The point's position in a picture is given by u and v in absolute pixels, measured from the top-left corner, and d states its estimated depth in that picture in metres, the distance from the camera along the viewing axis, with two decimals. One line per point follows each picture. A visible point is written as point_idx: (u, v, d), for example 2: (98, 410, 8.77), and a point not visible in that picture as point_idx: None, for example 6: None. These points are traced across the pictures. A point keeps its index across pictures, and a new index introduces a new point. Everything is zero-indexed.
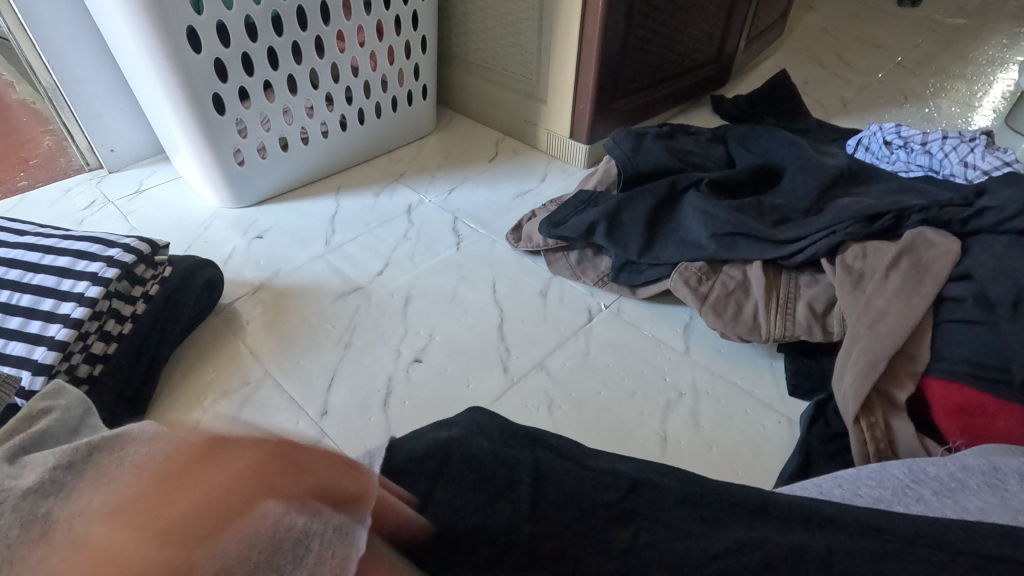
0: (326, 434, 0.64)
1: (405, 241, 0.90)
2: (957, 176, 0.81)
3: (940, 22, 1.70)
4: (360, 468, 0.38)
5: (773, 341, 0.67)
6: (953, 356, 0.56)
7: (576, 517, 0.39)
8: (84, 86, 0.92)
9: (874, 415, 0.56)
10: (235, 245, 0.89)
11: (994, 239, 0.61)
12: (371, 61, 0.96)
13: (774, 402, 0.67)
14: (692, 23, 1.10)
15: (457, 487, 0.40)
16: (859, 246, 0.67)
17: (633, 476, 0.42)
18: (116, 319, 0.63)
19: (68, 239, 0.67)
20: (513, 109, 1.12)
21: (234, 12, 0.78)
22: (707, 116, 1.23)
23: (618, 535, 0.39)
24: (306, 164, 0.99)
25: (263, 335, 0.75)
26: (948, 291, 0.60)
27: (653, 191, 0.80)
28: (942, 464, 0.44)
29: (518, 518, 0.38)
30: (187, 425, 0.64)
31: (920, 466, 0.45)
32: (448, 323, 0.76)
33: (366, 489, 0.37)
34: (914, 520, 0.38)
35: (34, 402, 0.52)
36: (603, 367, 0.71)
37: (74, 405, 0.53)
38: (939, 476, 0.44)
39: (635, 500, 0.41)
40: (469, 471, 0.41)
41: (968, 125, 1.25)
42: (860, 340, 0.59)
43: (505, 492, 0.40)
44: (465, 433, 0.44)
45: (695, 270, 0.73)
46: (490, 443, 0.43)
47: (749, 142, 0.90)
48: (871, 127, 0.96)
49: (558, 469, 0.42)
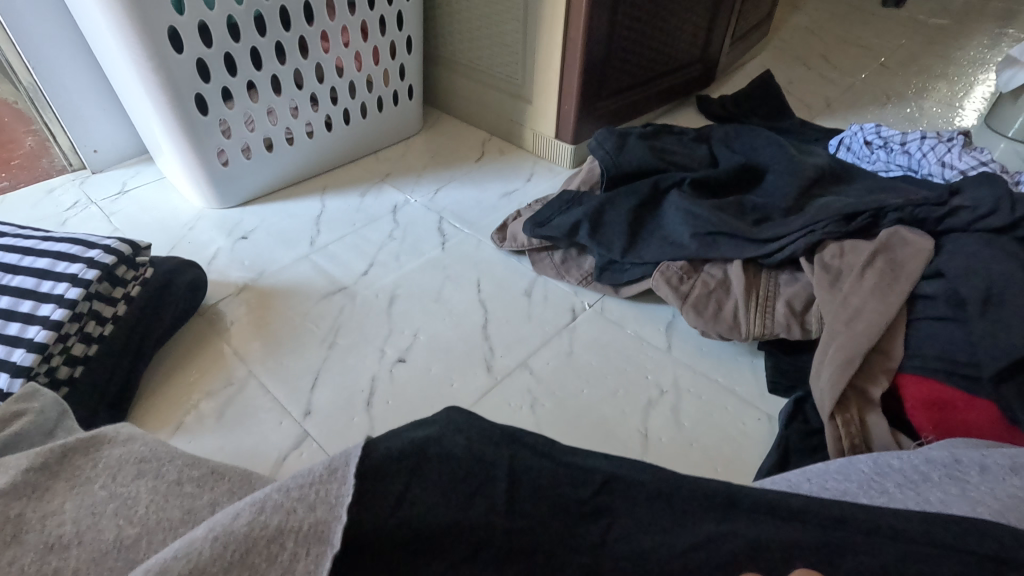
0: (309, 434, 0.64)
1: (390, 241, 0.90)
2: (935, 175, 0.83)
3: (923, 23, 1.72)
4: (337, 469, 0.39)
5: (752, 338, 0.68)
6: (926, 352, 0.57)
7: (552, 515, 0.40)
8: (65, 86, 0.92)
9: (849, 411, 0.57)
10: (219, 245, 0.88)
11: (967, 238, 0.62)
12: (356, 62, 0.96)
13: (754, 400, 0.68)
14: (676, 24, 1.11)
15: (432, 484, 0.39)
16: (836, 245, 0.68)
17: (608, 475, 0.42)
18: (96, 320, 0.63)
19: (48, 240, 0.67)
20: (500, 109, 1.12)
21: (215, 12, 0.78)
22: (693, 116, 1.24)
23: (592, 531, 0.40)
24: (291, 164, 0.99)
25: (246, 335, 0.75)
26: (922, 289, 0.61)
27: (636, 191, 0.81)
28: (906, 458, 0.45)
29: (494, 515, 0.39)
30: (169, 427, 0.64)
31: (884, 462, 0.46)
32: (432, 323, 0.77)
33: (342, 487, 0.38)
34: (881, 515, 0.39)
35: (7, 406, 0.51)
36: (585, 366, 0.72)
37: (50, 408, 0.53)
38: (897, 470, 0.45)
39: (610, 496, 0.41)
40: (447, 469, 0.40)
41: (949, 125, 1.27)
42: (836, 338, 0.60)
43: (481, 490, 0.40)
44: (439, 433, 0.43)
45: (676, 269, 0.73)
46: (466, 444, 0.42)
47: (732, 142, 0.90)
48: (852, 127, 0.97)
49: (535, 467, 0.42)
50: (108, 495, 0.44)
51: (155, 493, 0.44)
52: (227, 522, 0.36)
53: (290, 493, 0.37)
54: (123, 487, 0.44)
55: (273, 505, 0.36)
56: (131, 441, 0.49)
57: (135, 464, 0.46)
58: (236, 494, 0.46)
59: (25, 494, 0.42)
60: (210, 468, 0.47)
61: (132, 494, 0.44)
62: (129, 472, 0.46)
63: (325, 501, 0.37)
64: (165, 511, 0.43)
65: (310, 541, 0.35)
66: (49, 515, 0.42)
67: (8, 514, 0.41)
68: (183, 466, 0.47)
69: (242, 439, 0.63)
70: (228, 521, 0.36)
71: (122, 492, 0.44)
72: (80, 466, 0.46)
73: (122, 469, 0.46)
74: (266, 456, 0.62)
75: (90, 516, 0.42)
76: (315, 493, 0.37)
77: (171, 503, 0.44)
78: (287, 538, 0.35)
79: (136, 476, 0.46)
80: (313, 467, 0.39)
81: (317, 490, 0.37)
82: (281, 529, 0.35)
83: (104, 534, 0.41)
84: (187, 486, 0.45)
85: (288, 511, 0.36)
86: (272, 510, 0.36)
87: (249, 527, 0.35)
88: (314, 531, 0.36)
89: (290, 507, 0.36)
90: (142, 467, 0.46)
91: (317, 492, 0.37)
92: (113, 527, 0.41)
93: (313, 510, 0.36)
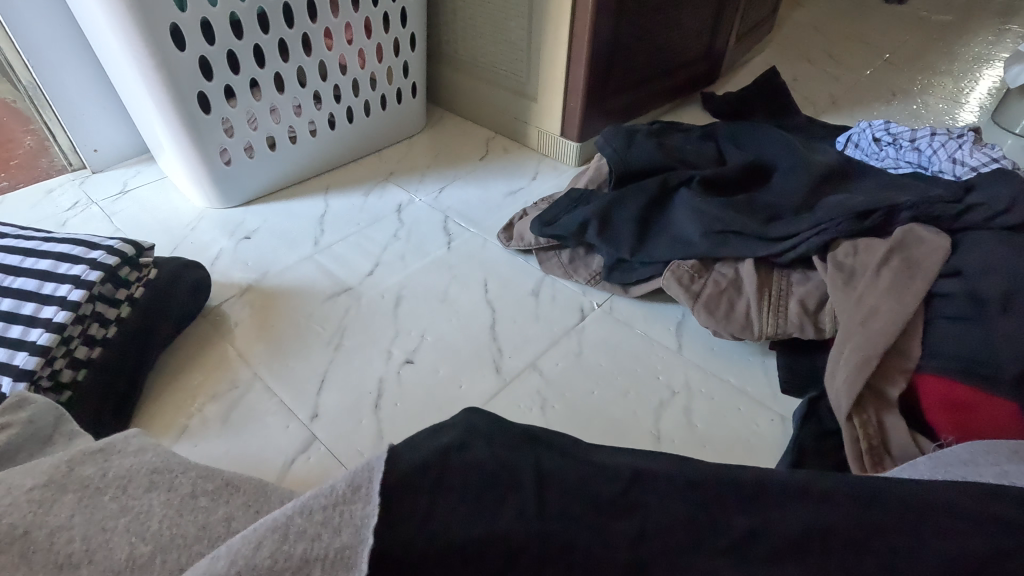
0: (316, 438, 0.63)
1: (395, 241, 0.89)
2: (946, 172, 0.82)
3: (927, 19, 1.72)
4: (361, 487, 0.38)
5: (765, 338, 0.67)
6: (943, 352, 0.56)
7: (585, 513, 0.39)
8: (64, 85, 0.90)
9: (866, 411, 0.56)
10: (223, 246, 0.87)
11: (983, 235, 0.61)
12: (360, 59, 0.95)
13: (767, 400, 0.67)
14: (682, 20, 1.10)
15: (457, 497, 0.39)
16: (850, 243, 0.67)
17: (634, 472, 0.42)
18: (99, 323, 0.62)
19: (49, 241, 0.65)
20: (504, 107, 1.11)
21: (218, 9, 0.77)
22: (698, 113, 1.23)
23: (627, 527, 0.38)
24: (294, 164, 0.98)
25: (252, 338, 0.74)
26: (939, 287, 0.60)
27: (645, 188, 0.80)
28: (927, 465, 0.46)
29: (526, 522, 0.38)
30: (175, 431, 0.63)
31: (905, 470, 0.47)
32: (440, 323, 0.76)
33: (367, 508, 0.37)
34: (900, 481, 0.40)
35: None
36: (595, 366, 0.71)
37: (49, 415, 0.52)
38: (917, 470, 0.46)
39: (641, 492, 0.40)
40: (472, 481, 0.40)
41: (955, 121, 1.26)
42: (852, 337, 0.59)
43: (511, 495, 0.39)
44: (462, 438, 0.43)
45: (687, 268, 0.73)
46: (495, 450, 0.43)
47: (740, 139, 0.89)
48: (859, 124, 0.96)
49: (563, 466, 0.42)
50: (119, 507, 0.43)
51: (168, 508, 0.43)
52: (248, 555, 0.35)
53: (312, 516, 0.37)
54: (135, 499, 0.44)
55: (297, 531, 0.36)
56: (139, 451, 0.49)
57: (146, 480, 0.46)
58: (252, 507, 0.46)
59: (33, 508, 0.41)
60: (225, 480, 0.48)
61: (143, 507, 0.43)
62: (142, 483, 0.45)
63: (349, 524, 0.36)
64: (181, 527, 0.42)
65: (337, 569, 0.34)
66: (56, 530, 0.40)
67: (12, 533, 0.39)
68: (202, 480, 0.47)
69: (250, 442, 0.63)
70: (250, 551, 0.35)
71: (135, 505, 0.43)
72: (88, 476, 0.45)
73: (135, 479, 0.45)
74: (273, 461, 0.61)
75: (101, 533, 0.41)
76: (339, 515, 0.37)
77: (185, 517, 0.43)
78: (314, 566, 0.34)
79: (150, 487, 0.45)
80: (339, 486, 0.38)
81: (340, 512, 0.37)
82: (306, 558, 0.35)
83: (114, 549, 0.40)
84: (202, 499, 0.45)
85: (312, 538, 0.35)
86: (296, 538, 0.35)
87: (272, 559, 0.34)
88: (342, 558, 0.35)
89: (332, 527, 0.36)
90: (156, 478, 0.46)
91: (341, 515, 0.36)
92: (126, 544, 0.40)
93: (338, 534, 0.36)
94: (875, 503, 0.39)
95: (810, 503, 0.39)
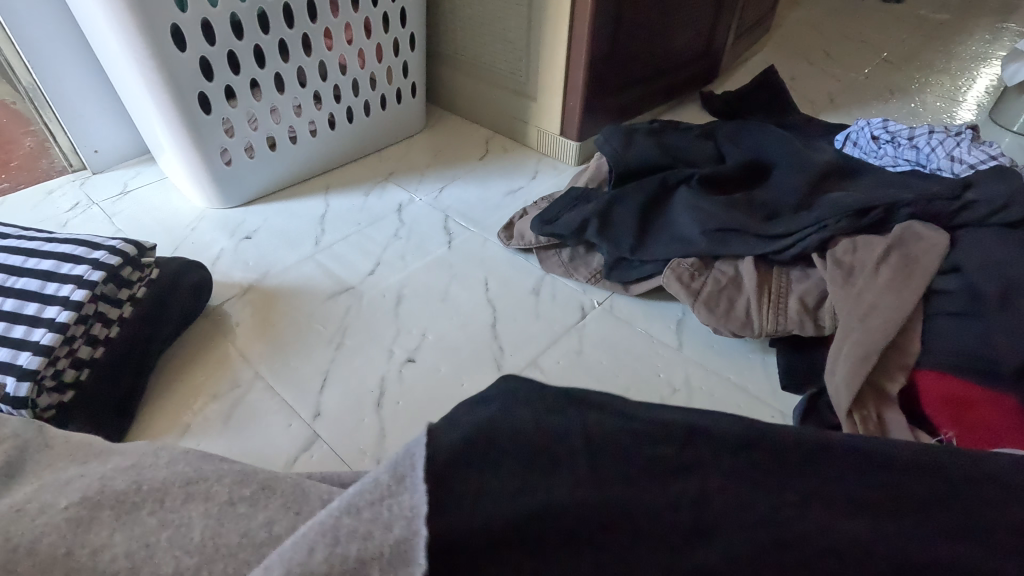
0: (318, 436, 0.63)
1: (396, 240, 0.89)
2: (944, 169, 0.82)
3: (925, 17, 1.72)
4: (404, 479, 0.34)
5: (764, 335, 0.67)
6: (943, 348, 0.56)
7: (637, 476, 0.35)
8: (64, 85, 0.91)
9: (867, 407, 0.57)
10: (223, 246, 0.87)
11: (981, 232, 0.62)
12: (359, 59, 0.95)
13: (766, 397, 0.67)
14: (680, 20, 1.10)
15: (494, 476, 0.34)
16: (848, 241, 0.67)
17: None
18: (102, 323, 0.62)
19: (51, 242, 0.65)
20: (504, 107, 1.11)
21: (218, 9, 0.77)
22: (697, 112, 1.24)
23: (681, 489, 0.34)
24: (293, 164, 0.98)
25: (253, 337, 0.74)
26: (937, 284, 0.60)
27: (645, 187, 0.80)
28: None
29: (560, 495, 0.33)
30: (178, 430, 0.64)
31: None
32: (441, 322, 0.76)
33: (415, 497, 0.33)
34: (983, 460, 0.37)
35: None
36: (596, 364, 0.71)
37: (24, 427, 0.46)
38: None
39: (695, 451, 0.36)
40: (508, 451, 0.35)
41: (952, 119, 1.26)
42: (851, 333, 0.60)
43: (547, 466, 0.35)
44: (501, 405, 0.39)
45: (687, 265, 0.73)
46: (531, 412, 0.38)
47: (740, 137, 0.89)
48: (858, 122, 0.96)
49: (607, 425, 0.37)
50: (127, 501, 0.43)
51: (209, 518, 0.39)
52: (302, 559, 0.31)
53: (360, 513, 0.33)
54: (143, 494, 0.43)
55: (348, 532, 0.33)
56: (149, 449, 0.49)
57: (139, 486, 0.40)
58: None
59: (69, 530, 0.37)
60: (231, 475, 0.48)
61: None
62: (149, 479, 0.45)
63: (399, 517, 0.33)
64: None
65: (395, 565, 0.31)
66: (99, 551, 0.36)
67: (54, 554, 0.36)
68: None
69: (253, 441, 0.63)
70: (304, 557, 0.32)
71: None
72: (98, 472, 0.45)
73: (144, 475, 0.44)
74: (276, 460, 0.61)
75: (143, 549, 0.37)
76: (387, 511, 0.33)
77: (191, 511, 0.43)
78: (371, 565, 0.31)
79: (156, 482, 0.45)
80: (387, 479, 0.34)
81: (388, 507, 0.33)
82: (361, 559, 0.31)
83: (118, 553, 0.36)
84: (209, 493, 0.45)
85: (364, 536, 0.32)
86: (348, 539, 0.32)
87: (327, 562, 0.31)
88: (397, 553, 0.32)
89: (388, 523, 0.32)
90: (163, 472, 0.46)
91: (388, 510, 0.33)
92: (171, 559, 0.36)
93: (389, 529, 0.32)
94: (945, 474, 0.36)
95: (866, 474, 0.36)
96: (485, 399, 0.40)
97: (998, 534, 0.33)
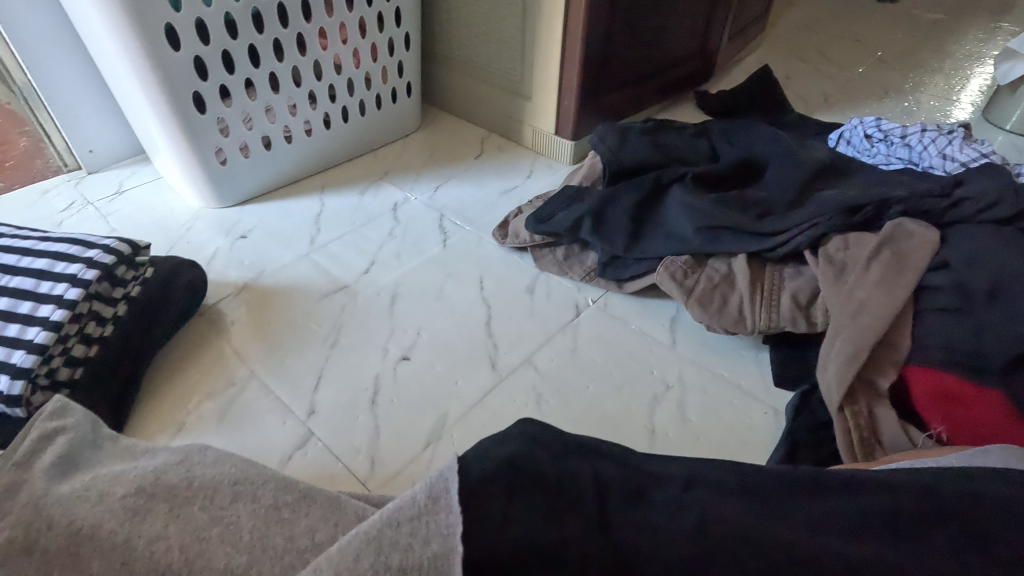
0: (314, 434, 0.64)
1: (392, 239, 0.89)
2: (937, 167, 0.82)
3: (919, 17, 1.73)
4: (440, 498, 0.36)
5: (758, 332, 0.68)
6: (933, 344, 0.57)
7: (642, 515, 0.37)
8: (58, 85, 0.91)
9: (858, 403, 0.57)
10: (219, 245, 0.88)
11: (971, 228, 0.62)
12: (354, 58, 0.96)
13: (760, 394, 0.68)
14: (675, 19, 1.10)
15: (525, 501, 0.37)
16: (840, 238, 0.68)
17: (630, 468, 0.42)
18: (97, 321, 0.62)
19: (46, 241, 0.65)
20: (499, 106, 1.11)
21: (212, 8, 0.77)
22: (692, 111, 1.24)
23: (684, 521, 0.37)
24: (289, 163, 0.98)
25: (249, 336, 0.74)
26: (928, 280, 0.60)
27: (639, 186, 0.80)
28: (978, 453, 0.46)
29: (572, 532, 0.36)
30: (173, 428, 0.64)
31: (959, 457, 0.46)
32: (436, 321, 0.76)
33: (451, 516, 0.35)
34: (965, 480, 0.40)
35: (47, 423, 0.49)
36: (590, 362, 0.71)
37: (82, 423, 0.50)
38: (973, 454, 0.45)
39: (692, 494, 0.39)
40: (536, 483, 0.38)
41: (946, 118, 1.27)
42: (843, 330, 0.60)
43: (573, 500, 0.38)
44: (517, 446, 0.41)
45: (680, 263, 0.73)
46: (544, 455, 0.40)
47: (734, 136, 0.90)
48: (851, 121, 0.97)
49: (612, 475, 0.40)
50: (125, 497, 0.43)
51: (255, 519, 0.42)
52: (348, 564, 0.33)
53: (400, 527, 0.35)
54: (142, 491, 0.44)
55: (389, 543, 0.34)
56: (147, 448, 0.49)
57: (183, 484, 0.44)
58: None
59: (105, 517, 0.41)
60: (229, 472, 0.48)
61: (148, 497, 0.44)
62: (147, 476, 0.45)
63: (437, 533, 0.35)
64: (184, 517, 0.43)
65: None
66: (153, 540, 0.39)
67: (112, 542, 0.39)
68: (213, 468, 0.46)
69: (248, 439, 0.63)
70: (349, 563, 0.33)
71: (149, 488, 0.43)
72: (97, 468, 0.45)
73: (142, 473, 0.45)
74: (271, 457, 0.61)
75: (197, 543, 0.40)
76: (425, 526, 0.35)
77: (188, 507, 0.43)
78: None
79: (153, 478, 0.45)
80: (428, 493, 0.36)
81: (426, 523, 0.35)
82: (403, 569, 0.33)
83: (169, 545, 0.39)
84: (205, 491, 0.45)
85: (405, 549, 0.34)
86: (390, 549, 0.34)
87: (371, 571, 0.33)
88: (434, 565, 0.33)
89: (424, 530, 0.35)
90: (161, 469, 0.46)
91: (427, 525, 0.35)
92: (222, 556, 0.39)
93: (428, 543, 0.34)
94: (928, 493, 0.39)
95: (867, 500, 0.38)
96: (505, 437, 0.42)
97: (987, 550, 0.36)
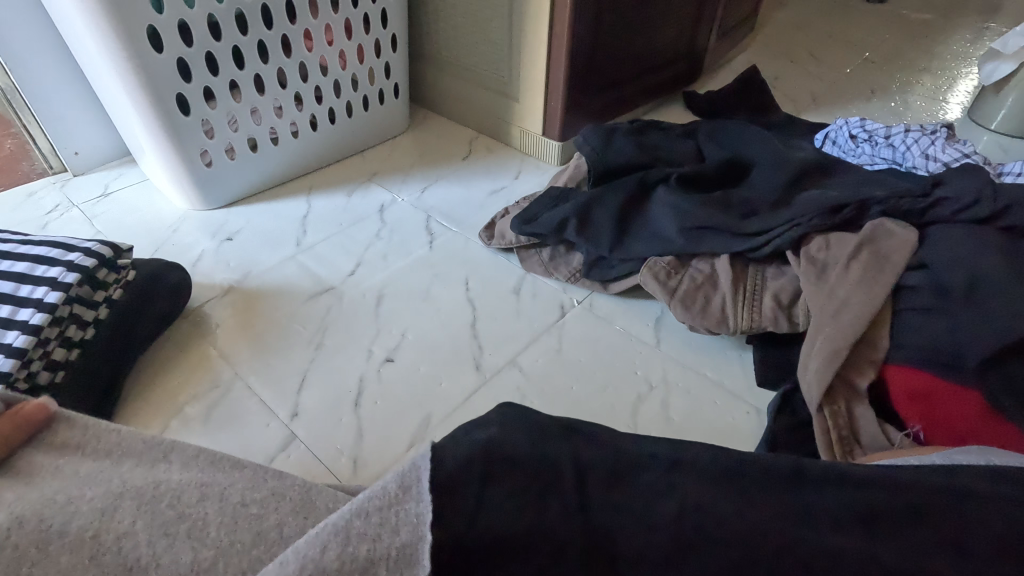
0: (296, 435, 0.64)
1: (378, 240, 0.89)
2: (919, 168, 0.83)
3: (908, 18, 1.74)
4: (410, 487, 0.36)
5: (740, 332, 0.68)
6: (911, 344, 0.57)
7: (621, 506, 0.37)
8: (42, 87, 0.90)
9: (837, 402, 0.57)
10: (205, 247, 0.87)
11: (950, 228, 0.62)
12: (340, 60, 0.95)
13: (742, 393, 0.68)
14: (662, 20, 1.11)
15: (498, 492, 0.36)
16: (822, 238, 0.68)
17: None
18: (78, 324, 0.62)
19: (26, 244, 0.65)
20: (487, 107, 1.12)
21: (195, 10, 0.77)
22: (680, 112, 1.25)
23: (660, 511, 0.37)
24: (276, 165, 0.98)
25: (233, 338, 0.74)
26: (906, 279, 0.61)
27: (624, 186, 0.81)
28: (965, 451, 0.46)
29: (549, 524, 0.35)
30: (155, 430, 0.64)
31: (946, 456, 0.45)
32: (421, 322, 0.76)
33: (421, 505, 0.35)
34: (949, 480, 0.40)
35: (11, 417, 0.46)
36: (575, 362, 0.71)
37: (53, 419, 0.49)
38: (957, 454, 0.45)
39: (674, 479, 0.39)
40: (513, 477, 0.37)
41: (933, 118, 1.27)
42: (823, 329, 0.60)
43: (552, 489, 0.37)
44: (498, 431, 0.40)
45: (664, 264, 0.73)
46: (527, 439, 0.40)
47: (719, 137, 0.90)
48: (836, 121, 0.97)
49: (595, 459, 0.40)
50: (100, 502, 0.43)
51: (223, 515, 0.42)
52: (316, 556, 0.33)
53: (370, 518, 0.35)
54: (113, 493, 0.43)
55: (358, 533, 0.34)
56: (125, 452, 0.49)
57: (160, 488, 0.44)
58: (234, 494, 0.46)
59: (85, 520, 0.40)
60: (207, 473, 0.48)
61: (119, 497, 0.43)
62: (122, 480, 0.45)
63: (406, 523, 0.34)
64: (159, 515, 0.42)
65: (400, 567, 0.33)
66: (126, 540, 0.39)
67: (84, 539, 0.39)
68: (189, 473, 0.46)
69: (231, 441, 0.63)
70: (317, 554, 0.33)
71: (119, 489, 0.42)
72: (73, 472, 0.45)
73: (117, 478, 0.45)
74: (253, 458, 0.61)
75: (164, 538, 0.39)
76: (394, 515, 0.35)
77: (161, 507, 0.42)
78: (379, 566, 0.33)
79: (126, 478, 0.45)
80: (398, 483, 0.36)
81: (395, 513, 0.35)
82: (371, 559, 0.33)
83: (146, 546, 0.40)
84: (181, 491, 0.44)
85: (374, 539, 0.34)
86: (358, 540, 0.34)
87: (339, 561, 0.33)
88: (403, 555, 0.33)
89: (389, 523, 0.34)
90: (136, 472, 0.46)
91: (396, 515, 0.35)
92: (189, 550, 0.39)
93: (397, 533, 0.34)
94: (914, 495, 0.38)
95: (847, 495, 0.38)
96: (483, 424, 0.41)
97: (965, 551, 0.36)
